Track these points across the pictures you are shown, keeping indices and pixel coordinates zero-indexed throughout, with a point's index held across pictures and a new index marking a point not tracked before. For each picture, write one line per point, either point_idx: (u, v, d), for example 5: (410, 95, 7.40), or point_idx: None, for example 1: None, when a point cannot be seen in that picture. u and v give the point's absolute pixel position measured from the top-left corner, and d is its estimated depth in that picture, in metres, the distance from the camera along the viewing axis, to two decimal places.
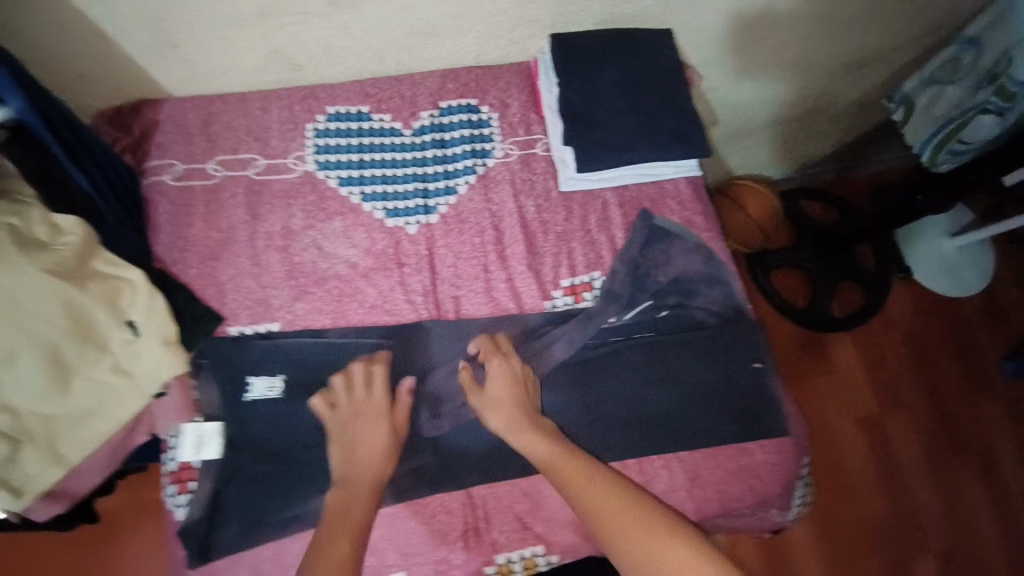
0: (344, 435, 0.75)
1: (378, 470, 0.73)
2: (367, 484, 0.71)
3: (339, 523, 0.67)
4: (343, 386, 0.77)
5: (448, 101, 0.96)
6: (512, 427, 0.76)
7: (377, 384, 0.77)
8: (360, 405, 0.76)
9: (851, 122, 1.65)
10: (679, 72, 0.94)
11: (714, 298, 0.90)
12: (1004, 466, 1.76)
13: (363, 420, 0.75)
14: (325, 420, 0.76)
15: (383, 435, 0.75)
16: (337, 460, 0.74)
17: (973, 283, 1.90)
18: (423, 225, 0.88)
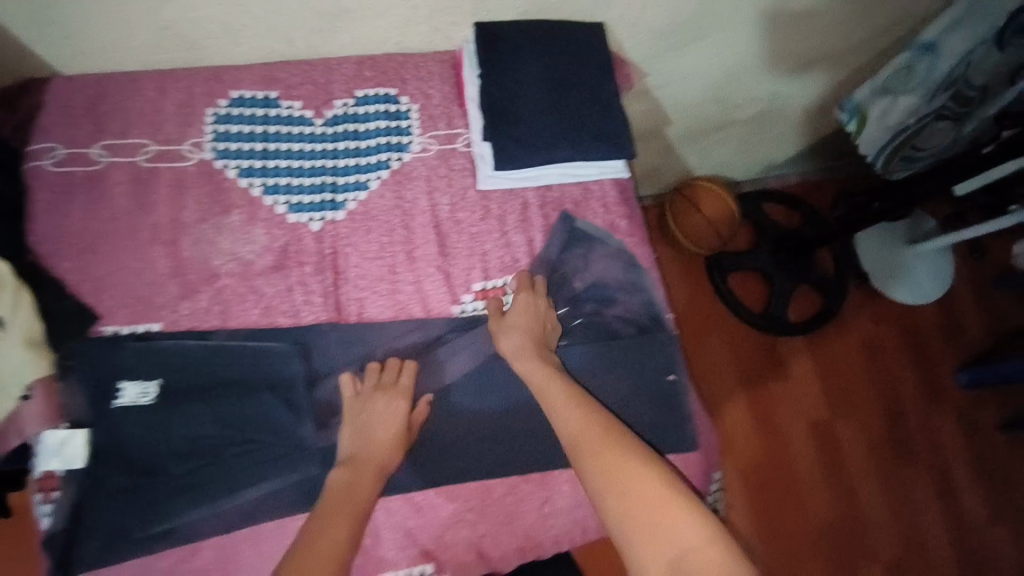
0: (358, 416, 0.75)
1: (388, 455, 0.74)
2: (372, 467, 0.72)
3: (340, 504, 0.69)
4: (377, 371, 0.78)
5: (364, 90, 0.90)
6: (524, 354, 0.78)
7: (408, 371, 0.79)
8: (386, 386, 0.77)
9: (812, 125, 1.61)
10: (608, 68, 0.91)
11: (633, 306, 0.88)
12: (955, 477, 1.76)
13: (384, 395, 0.76)
14: (347, 399, 0.76)
15: (400, 414, 0.75)
16: (346, 439, 0.74)
17: (931, 290, 1.87)
18: (329, 222, 0.83)
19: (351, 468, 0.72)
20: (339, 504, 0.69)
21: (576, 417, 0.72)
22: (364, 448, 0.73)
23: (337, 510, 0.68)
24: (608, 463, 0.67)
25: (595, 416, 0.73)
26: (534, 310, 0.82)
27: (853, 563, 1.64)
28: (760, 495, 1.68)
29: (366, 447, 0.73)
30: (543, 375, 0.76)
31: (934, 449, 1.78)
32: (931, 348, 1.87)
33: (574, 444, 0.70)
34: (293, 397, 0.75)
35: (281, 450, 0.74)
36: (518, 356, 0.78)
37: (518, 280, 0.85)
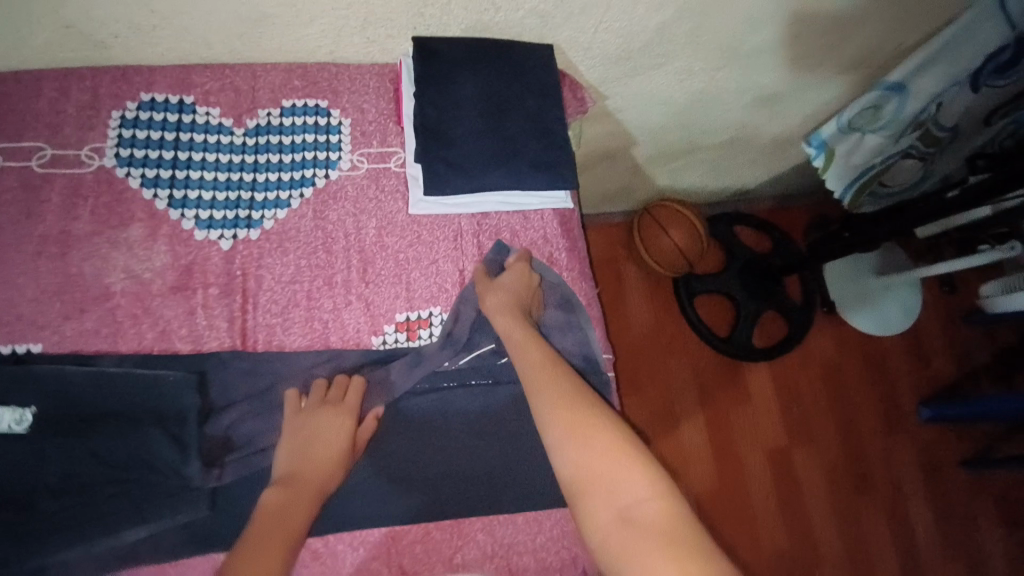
0: (299, 434, 0.71)
1: (327, 477, 0.69)
2: (313, 488, 0.68)
3: (273, 526, 0.64)
4: (323, 390, 0.74)
5: (291, 100, 0.85)
6: (503, 310, 0.76)
7: (354, 390, 0.74)
8: (330, 406, 0.73)
9: (782, 154, 1.57)
10: (554, 92, 0.87)
11: (568, 345, 0.83)
12: (913, 510, 1.74)
13: (327, 413, 0.72)
14: (287, 415, 0.72)
15: (346, 433, 0.72)
16: (283, 457, 0.70)
17: (897, 323, 1.85)
18: (241, 240, 0.78)
19: (286, 491, 0.66)
20: (271, 520, 0.64)
21: (543, 374, 0.69)
22: (303, 466, 0.69)
23: (270, 531, 0.63)
24: (570, 414, 0.64)
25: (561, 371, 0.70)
26: (524, 279, 0.80)
27: None
28: (714, 523, 1.65)
29: (307, 466, 0.69)
30: (521, 333, 0.74)
31: (892, 482, 1.75)
32: (895, 384, 1.85)
33: (537, 399, 0.67)
34: (182, 433, 0.70)
35: (166, 491, 0.68)
36: (498, 314, 0.76)
37: (518, 254, 0.83)
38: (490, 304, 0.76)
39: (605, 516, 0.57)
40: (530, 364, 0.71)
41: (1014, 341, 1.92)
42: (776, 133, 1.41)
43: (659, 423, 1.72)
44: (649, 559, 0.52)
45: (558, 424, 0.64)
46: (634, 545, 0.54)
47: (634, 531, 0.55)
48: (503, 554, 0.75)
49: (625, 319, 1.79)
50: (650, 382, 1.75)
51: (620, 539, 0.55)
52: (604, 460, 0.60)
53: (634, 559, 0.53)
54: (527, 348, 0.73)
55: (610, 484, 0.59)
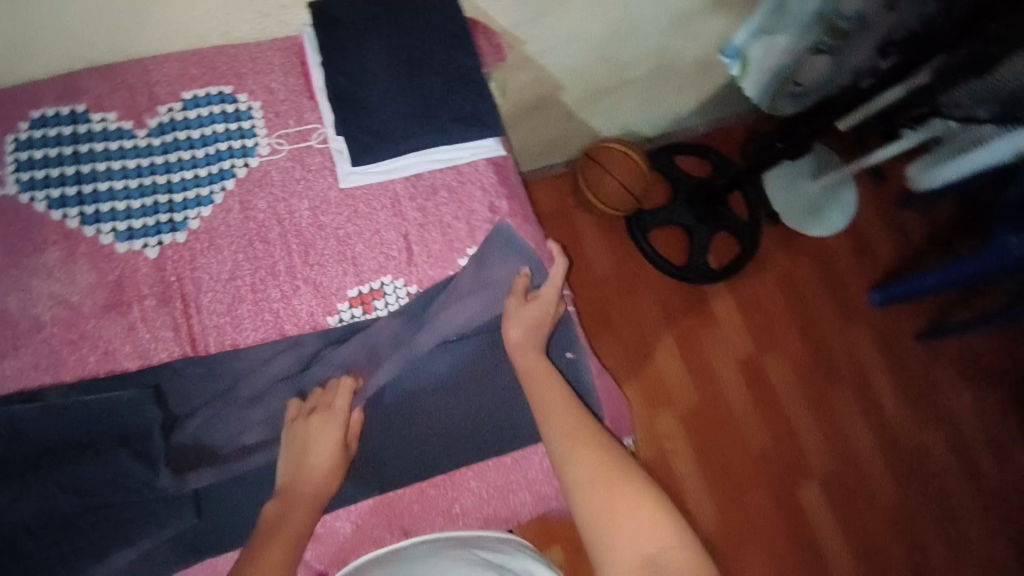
0: (296, 442, 0.70)
1: (323, 484, 0.68)
2: (308, 499, 0.66)
3: (271, 534, 0.62)
4: (319, 394, 0.73)
5: (192, 91, 0.80)
6: (527, 341, 0.76)
7: (344, 392, 0.73)
8: (323, 411, 0.71)
9: (707, 76, 1.59)
10: (467, 40, 0.85)
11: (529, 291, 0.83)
12: (878, 389, 1.86)
13: (318, 422, 0.70)
14: (286, 425, 0.71)
15: (335, 438, 0.69)
16: (285, 467, 0.68)
17: (837, 221, 1.94)
18: (168, 245, 0.75)
19: (284, 503, 0.65)
20: (270, 532, 0.62)
21: (559, 410, 0.69)
22: (301, 480, 0.67)
23: (275, 535, 0.62)
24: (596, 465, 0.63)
25: (582, 415, 0.69)
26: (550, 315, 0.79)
27: (794, 485, 1.72)
28: (700, 439, 1.72)
29: (303, 479, 0.67)
30: (542, 369, 0.74)
31: (856, 367, 1.87)
32: (846, 280, 1.94)
33: (555, 439, 0.67)
34: (149, 450, 0.68)
35: (150, 506, 0.67)
36: (520, 351, 0.76)
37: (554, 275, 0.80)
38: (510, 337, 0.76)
39: (629, 560, 0.57)
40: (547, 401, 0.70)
41: (946, 218, 2.04)
42: (696, 54, 1.43)
43: (635, 358, 1.77)
44: None
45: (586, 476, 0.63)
46: None
47: None
48: (495, 496, 0.78)
49: (585, 263, 1.82)
50: (621, 320, 1.79)
51: None
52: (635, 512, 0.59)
53: None
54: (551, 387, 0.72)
55: (633, 529, 0.58)
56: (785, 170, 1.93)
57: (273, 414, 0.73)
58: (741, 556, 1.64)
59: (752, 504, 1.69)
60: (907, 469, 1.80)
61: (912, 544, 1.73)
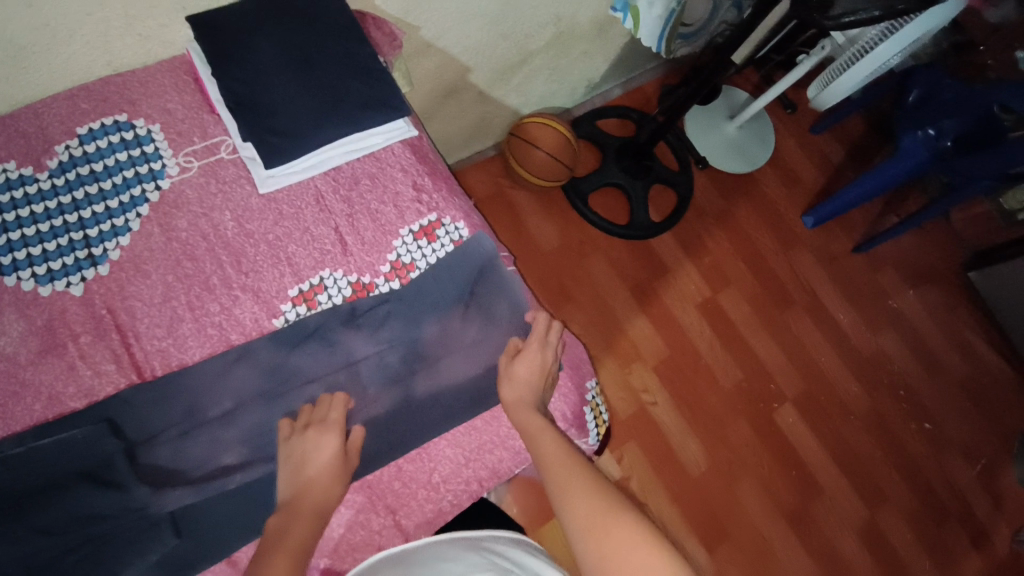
0: (292, 458, 0.70)
1: (326, 493, 0.68)
2: (310, 509, 0.66)
3: (274, 544, 0.63)
4: (310, 410, 0.74)
5: (87, 125, 0.80)
6: (518, 402, 0.76)
7: (337, 405, 0.74)
8: (316, 424, 0.72)
9: (608, 37, 1.65)
10: (357, 31, 0.88)
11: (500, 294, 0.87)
12: (829, 303, 1.95)
13: (313, 434, 0.71)
14: (281, 443, 0.71)
15: (334, 447, 0.70)
16: (286, 484, 0.68)
17: (758, 154, 2.03)
18: (92, 280, 0.74)
19: (289, 511, 0.66)
20: (276, 544, 0.63)
21: (557, 464, 0.69)
22: (302, 492, 0.67)
23: (280, 546, 0.62)
24: (587, 504, 0.64)
25: (572, 458, 0.70)
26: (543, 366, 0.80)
27: (769, 410, 1.80)
28: (675, 385, 1.78)
29: (305, 490, 0.67)
30: (535, 423, 0.73)
31: (804, 287, 1.95)
32: (779, 207, 2.04)
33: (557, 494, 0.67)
34: (114, 476, 0.68)
35: (127, 531, 0.67)
36: (513, 410, 0.76)
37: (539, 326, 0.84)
38: (507, 395, 0.77)
39: None
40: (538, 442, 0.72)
41: (858, 132, 2.17)
42: (591, 15, 1.48)
43: (601, 322, 1.81)
44: None
45: (583, 519, 0.63)
46: None
47: None
48: (472, 460, 0.80)
49: (533, 239, 1.86)
50: (579, 288, 1.83)
51: None
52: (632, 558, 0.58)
53: None
54: (541, 432, 0.73)
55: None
56: (703, 115, 2.02)
57: (247, 428, 0.73)
58: (737, 488, 1.70)
59: (734, 436, 1.75)
60: (871, 372, 1.89)
61: (888, 441, 1.82)
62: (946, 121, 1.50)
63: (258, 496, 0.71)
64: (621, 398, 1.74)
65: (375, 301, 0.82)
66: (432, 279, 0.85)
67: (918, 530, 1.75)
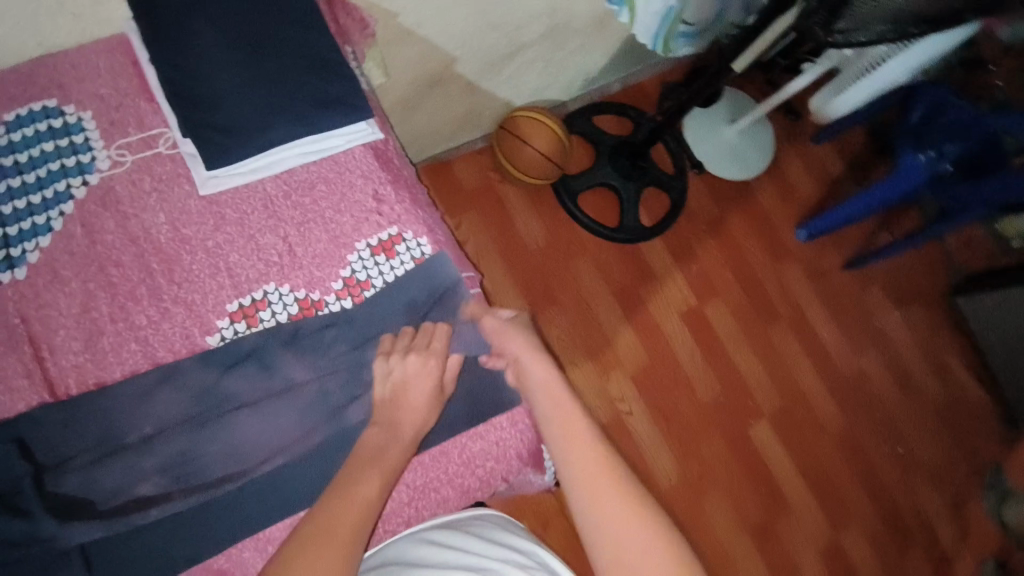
0: (391, 378, 0.72)
1: (422, 419, 0.72)
2: (406, 434, 0.70)
3: (372, 460, 0.66)
4: (411, 334, 0.76)
5: (14, 112, 0.72)
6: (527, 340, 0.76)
7: (440, 336, 0.76)
8: (419, 351, 0.74)
9: (609, 29, 1.55)
10: (319, 21, 0.80)
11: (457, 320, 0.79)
12: (815, 320, 1.90)
13: (416, 357, 0.73)
14: (377, 361, 0.73)
15: (435, 374, 0.73)
16: (381, 400, 0.72)
17: (758, 161, 1.94)
18: (7, 285, 0.68)
19: (388, 430, 0.69)
20: (370, 462, 0.66)
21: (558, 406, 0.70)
22: (402, 414, 0.70)
23: (373, 460, 0.66)
24: (600, 478, 0.64)
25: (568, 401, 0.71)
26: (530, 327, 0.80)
27: (746, 427, 1.76)
28: (652, 396, 1.73)
29: (407, 413, 0.71)
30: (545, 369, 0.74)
31: (793, 303, 1.90)
32: (775, 219, 1.96)
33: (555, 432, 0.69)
34: (21, 504, 0.63)
35: (32, 563, 0.63)
36: (528, 359, 0.75)
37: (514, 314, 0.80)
38: (514, 346, 0.76)
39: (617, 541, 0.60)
40: (552, 404, 0.71)
41: (859, 146, 2.09)
42: (591, 7, 1.39)
43: (583, 328, 1.74)
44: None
45: (587, 475, 0.64)
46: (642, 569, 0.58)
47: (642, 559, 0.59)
48: (416, 499, 0.76)
49: (518, 239, 1.77)
50: (562, 291, 1.75)
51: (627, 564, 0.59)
52: (638, 549, 0.59)
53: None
54: (554, 392, 0.72)
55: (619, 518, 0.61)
56: (702, 116, 1.92)
57: (166, 458, 0.68)
58: (706, 505, 1.67)
59: (708, 451, 1.72)
60: (852, 394, 1.86)
61: (860, 465, 1.80)
62: (948, 143, 1.43)
63: (179, 527, 0.67)
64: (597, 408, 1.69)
65: (318, 322, 0.75)
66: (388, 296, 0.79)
67: (882, 555, 1.74)
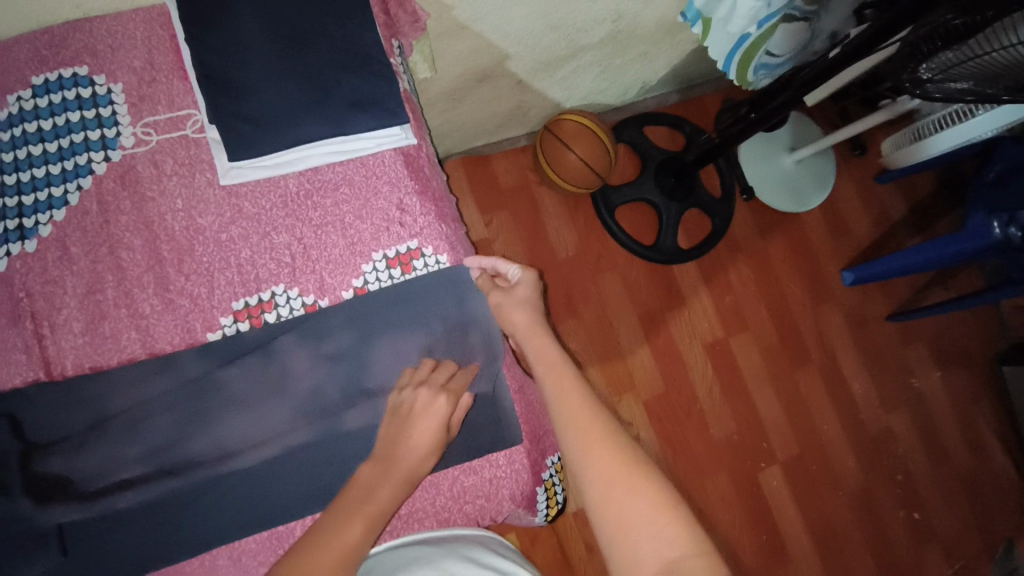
0: (400, 412, 0.69)
1: (423, 458, 0.67)
2: (403, 472, 0.66)
3: (356, 504, 0.63)
4: (432, 368, 0.73)
5: (42, 75, 0.70)
6: (533, 328, 0.74)
7: (460, 378, 0.73)
8: (438, 387, 0.70)
9: (674, 40, 1.46)
10: (364, 15, 0.76)
11: (473, 347, 0.77)
12: (846, 369, 1.80)
13: (425, 392, 0.69)
14: (393, 395, 0.71)
15: (440, 418, 0.68)
16: (384, 439, 0.69)
17: (813, 196, 1.82)
18: (16, 256, 0.67)
19: (384, 465, 0.66)
20: (360, 503, 0.63)
21: (547, 360, 0.72)
22: (402, 449, 0.66)
23: (355, 505, 0.63)
24: (579, 417, 0.66)
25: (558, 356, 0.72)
26: (537, 290, 0.77)
27: (755, 470, 1.68)
28: (663, 425, 1.66)
29: (405, 453, 0.67)
30: (549, 351, 0.73)
31: (825, 348, 1.79)
32: (822, 258, 1.84)
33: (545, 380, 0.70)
34: (6, 478, 0.63)
35: (11, 540, 0.63)
36: (525, 335, 0.74)
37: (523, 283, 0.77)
38: (514, 325, 0.75)
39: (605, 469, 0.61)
40: (546, 367, 0.72)
41: (926, 191, 1.94)
42: (658, 17, 1.30)
43: (601, 345, 1.67)
44: (641, 504, 0.59)
45: (569, 413, 0.67)
46: (635, 491, 0.60)
47: (631, 482, 0.60)
48: (396, 526, 0.73)
49: (548, 245, 1.70)
50: (585, 303, 1.69)
51: (620, 488, 0.60)
52: (618, 477, 0.61)
53: (635, 499, 0.59)
54: (542, 342, 0.74)
55: (605, 450, 0.63)
56: (761, 141, 1.80)
57: (153, 448, 0.66)
58: None
59: (712, 488, 1.65)
60: (875, 452, 1.76)
61: (872, 525, 1.71)
62: None
63: (156, 521, 0.66)
64: None
65: (330, 309, 0.73)
66: (391, 299, 0.75)
67: None
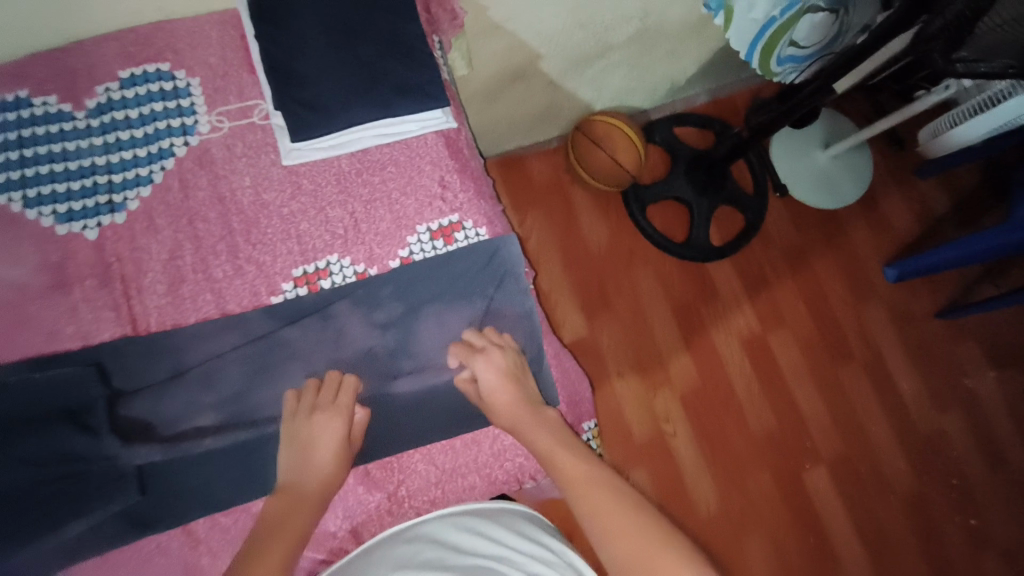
0: (297, 437, 0.72)
1: (329, 482, 0.70)
2: (312, 498, 0.68)
3: (278, 528, 0.65)
4: (316, 390, 0.74)
5: (129, 70, 0.80)
6: (513, 412, 0.75)
7: (346, 390, 0.74)
8: (322, 407, 0.72)
9: (701, 37, 1.50)
10: (409, 11, 0.84)
11: (509, 318, 0.83)
12: (890, 366, 1.75)
13: (321, 416, 0.71)
14: (285, 419, 0.73)
15: (337, 434, 0.71)
16: (285, 465, 0.71)
17: (849, 191, 1.80)
18: (107, 226, 0.76)
19: (288, 496, 0.68)
20: (277, 528, 0.65)
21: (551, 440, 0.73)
22: (302, 478, 0.69)
23: (283, 526, 0.65)
24: (595, 496, 0.66)
25: (564, 435, 0.74)
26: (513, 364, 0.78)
27: (799, 468, 1.64)
28: (702, 420, 1.65)
29: (304, 478, 0.69)
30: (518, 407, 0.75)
31: (868, 345, 1.75)
32: (861, 253, 1.81)
33: (548, 459, 0.72)
34: (94, 422, 0.70)
35: (94, 479, 0.69)
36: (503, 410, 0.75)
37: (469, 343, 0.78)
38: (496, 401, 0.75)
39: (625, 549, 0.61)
40: (546, 448, 0.72)
41: (969, 183, 1.89)
42: (684, 15, 1.35)
43: (635, 341, 1.68)
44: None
45: (585, 487, 0.68)
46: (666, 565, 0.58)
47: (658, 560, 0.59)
48: (439, 483, 0.78)
49: (581, 242, 1.74)
50: (619, 296, 1.71)
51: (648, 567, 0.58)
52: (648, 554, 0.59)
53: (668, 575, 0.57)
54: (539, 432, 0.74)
55: (628, 531, 0.62)
56: (793, 137, 1.80)
57: (224, 397, 0.73)
58: (745, 543, 1.58)
59: (754, 486, 1.62)
60: (926, 455, 1.69)
61: (925, 529, 1.64)
62: None
63: (220, 468, 0.72)
64: (640, 423, 1.62)
65: (378, 278, 0.79)
66: (434, 269, 0.80)
67: None
